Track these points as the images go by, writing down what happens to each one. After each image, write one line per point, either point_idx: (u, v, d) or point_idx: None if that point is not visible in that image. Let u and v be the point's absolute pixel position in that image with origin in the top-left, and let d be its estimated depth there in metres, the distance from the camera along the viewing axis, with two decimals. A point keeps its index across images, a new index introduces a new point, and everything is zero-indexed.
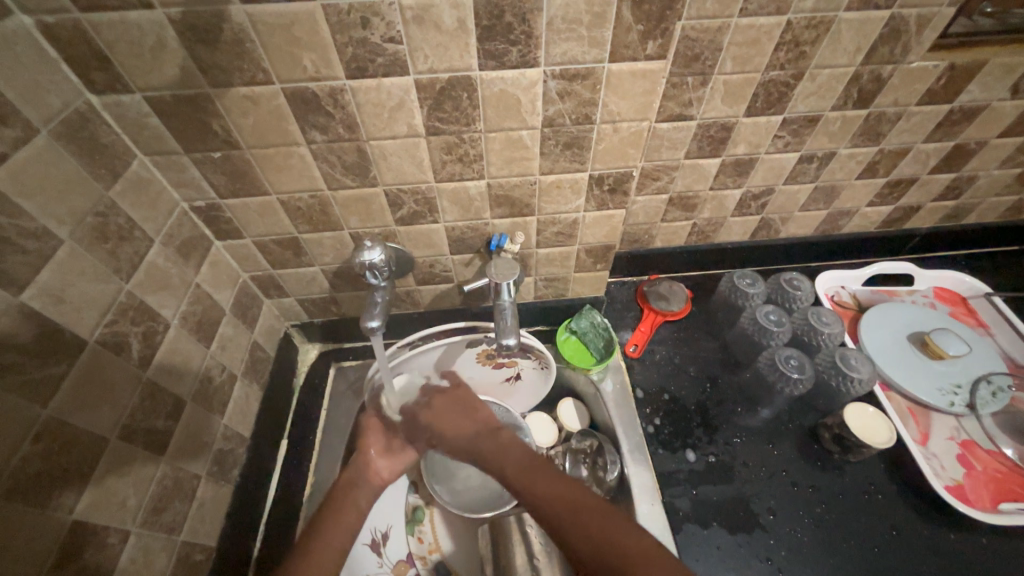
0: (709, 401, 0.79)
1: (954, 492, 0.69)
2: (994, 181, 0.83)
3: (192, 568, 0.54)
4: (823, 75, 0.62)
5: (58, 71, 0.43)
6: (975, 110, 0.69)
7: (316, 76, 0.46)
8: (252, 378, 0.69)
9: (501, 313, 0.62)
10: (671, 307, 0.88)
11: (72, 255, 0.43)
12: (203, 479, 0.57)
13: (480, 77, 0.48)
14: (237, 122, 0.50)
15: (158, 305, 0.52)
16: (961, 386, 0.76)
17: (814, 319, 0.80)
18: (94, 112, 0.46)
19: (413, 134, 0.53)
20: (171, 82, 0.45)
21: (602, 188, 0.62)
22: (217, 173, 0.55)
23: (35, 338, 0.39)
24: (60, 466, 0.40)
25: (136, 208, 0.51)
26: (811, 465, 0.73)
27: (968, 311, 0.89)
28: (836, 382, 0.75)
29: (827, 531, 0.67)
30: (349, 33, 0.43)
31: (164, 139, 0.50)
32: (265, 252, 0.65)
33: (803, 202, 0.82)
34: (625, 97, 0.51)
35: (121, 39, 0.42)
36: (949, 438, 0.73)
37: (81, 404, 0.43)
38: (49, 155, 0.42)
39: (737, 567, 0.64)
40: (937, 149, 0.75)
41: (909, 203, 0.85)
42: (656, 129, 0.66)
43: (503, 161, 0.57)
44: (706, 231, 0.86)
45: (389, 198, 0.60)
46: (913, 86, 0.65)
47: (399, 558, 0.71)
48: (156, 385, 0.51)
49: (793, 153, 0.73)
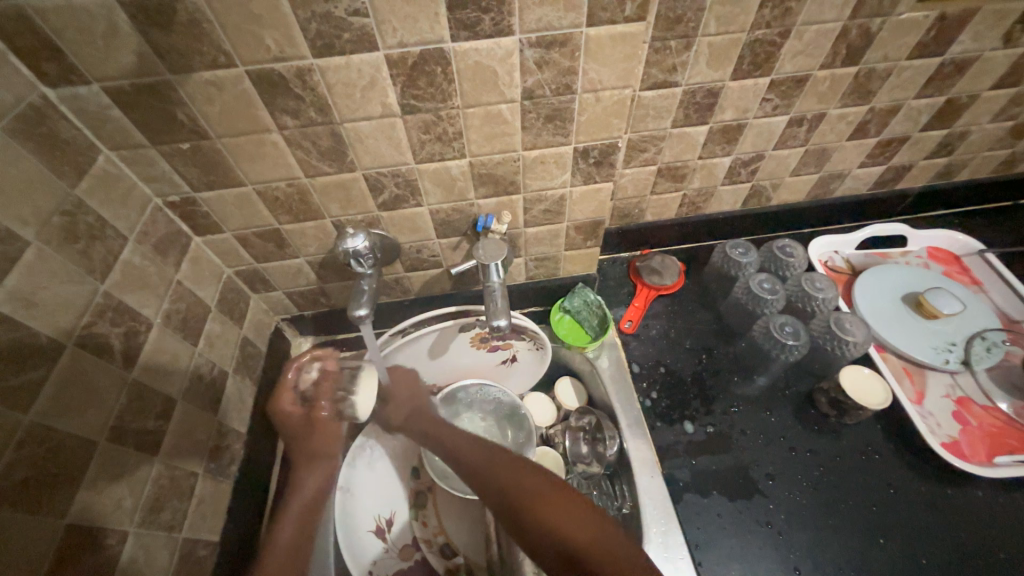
0: (705, 372, 0.79)
1: (951, 448, 0.69)
2: (986, 136, 0.81)
3: (196, 563, 0.54)
4: (810, 32, 0.60)
5: (7, 64, 0.41)
6: (966, 62, 0.68)
7: (281, 56, 0.44)
8: (244, 374, 0.68)
9: (490, 296, 0.60)
10: (665, 281, 0.87)
11: (41, 256, 0.42)
12: (201, 476, 0.57)
13: (453, 49, 0.46)
14: (203, 110, 0.48)
15: (138, 304, 0.51)
16: (955, 344, 0.76)
17: (807, 285, 0.80)
18: (51, 106, 0.44)
19: (388, 114, 0.51)
20: (128, 70, 0.43)
21: (587, 161, 0.60)
22: (189, 166, 0.53)
23: (9, 344, 0.38)
24: (47, 471, 0.40)
25: (105, 206, 0.49)
26: (809, 429, 0.73)
27: (962, 269, 0.88)
28: (831, 346, 0.75)
29: (824, 493, 0.68)
30: (311, 7, 0.41)
31: (128, 132, 0.48)
32: (247, 246, 0.64)
33: (794, 166, 0.81)
34: (606, 63, 0.49)
35: (70, 25, 0.40)
36: (945, 395, 0.74)
37: (65, 408, 0.42)
38: (6, 153, 0.40)
39: (738, 533, 0.65)
40: (929, 105, 0.73)
41: (900, 162, 0.84)
42: (640, 98, 0.64)
43: (484, 138, 0.55)
44: (697, 201, 0.85)
45: (369, 183, 0.58)
46: (902, 39, 0.63)
47: (405, 542, 0.72)
48: (143, 386, 0.50)
49: (782, 117, 0.71)
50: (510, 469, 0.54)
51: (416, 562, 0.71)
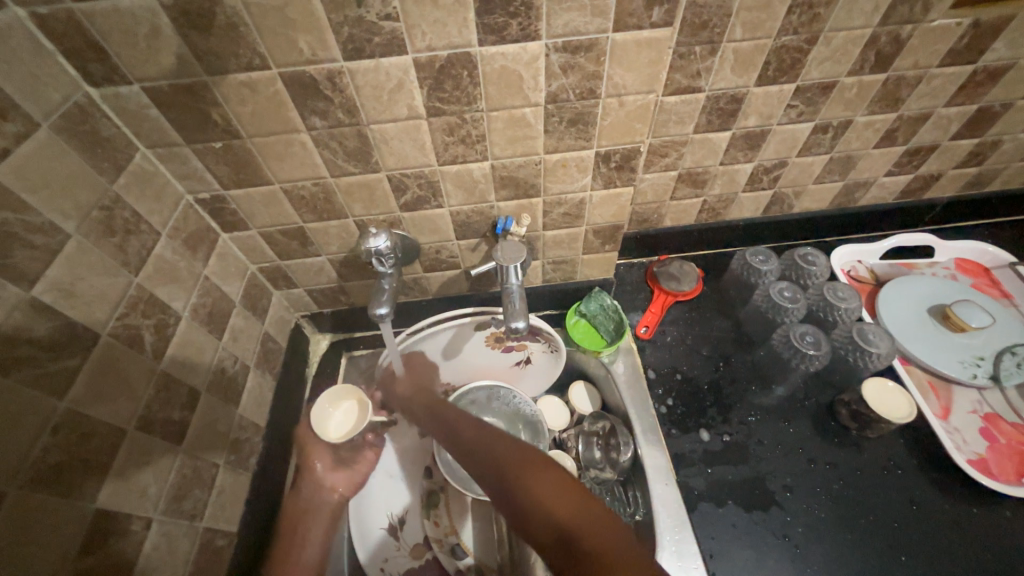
0: (722, 380, 0.78)
1: (977, 466, 0.67)
2: (1019, 145, 0.79)
3: (215, 553, 0.56)
4: (838, 38, 0.59)
5: (55, 64, 0.42)
6: (1000, 70, 0.66)
7: (313, 59, 0.45)
8: (265, 369, 0.69)
9: (509, 297, 0.61)
10: (683, 287, 0.86)
11: (81, 249, 0.43)
12: (222, 467, 0.58)
13: (480, 53, 0.47)
14: (236, 110, 0.49)
15: (168, 297, 0.53)
16: (984, 358, 0.74)
17: (830, 294, 0.78)
18: (94, 105, 0.46)
19: (414, 116, 0.52)
20: (167, 71, 0.45)
21: (609, 166, 0.60)
22: (220, 164, 0.54)
23: (48, 332, 0.40)
24: (80, 457, 0.41)
25: (141, 201, 0.51)
26: (828, 441, 0.72)
27: (992, 281, 0.86)
28: (854, 357, 0.73)
29: (844, 507, 0.66)
30: (344, 12, 0.42)
31: (165, 130, 0.50)
32: (271, 243, 0.65)
33: (818, 174, 0.80)
34: (631, 68, 0.49)
35: (115, 28, 0.41)
36: (972, 411, 0.72)
37: (98, 396, 0.43)
38: (52, 149, 0.42)
39: (753, 544, 0.64)
40: (960, 114, 0.72)
41: (928, 171, 0.82)
42: (663, 103, 0.64)
43: (507, 141, 0.56)
44: (717, 208, 0.84)
45: (393, 183, 0.59)
46: (934, 46, 0.62)
47: (416, 541, 0.73)
48: (170, 377, 0.52)
49: (807, 123, 0.70)
50: (517, 451, 0.49)
51: (427, 560, 0.72)
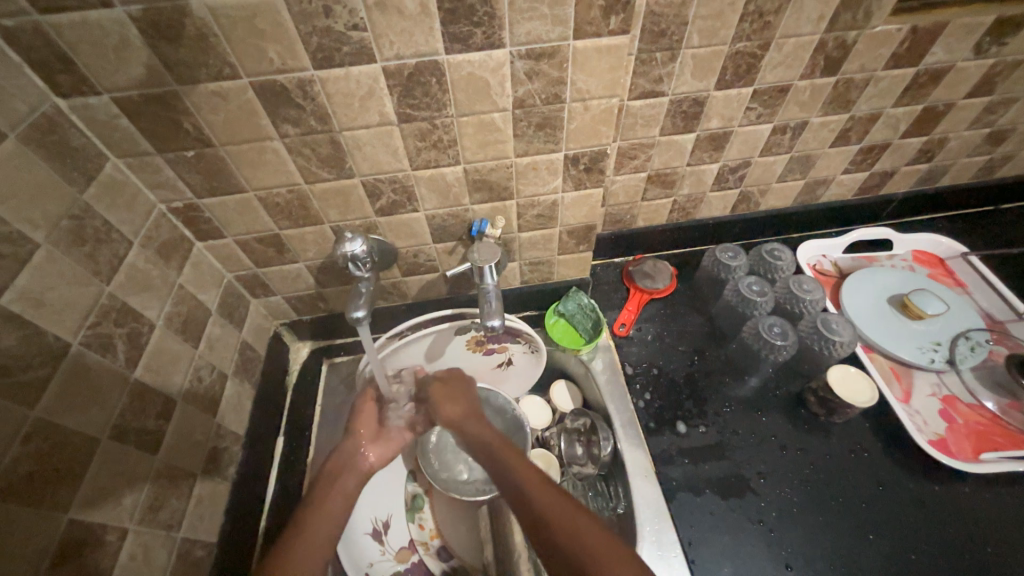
0: (697, 373, 0.80)
1: (937, 446, 0.70)
2: (965, 142, 0.84)
3: (193, 563, 0.55)
4: (789, 44, 0.63)
5: (22, 75, 0.43)
6: (940, 72, 0.70)
7: (283, 68, 0.46)
8: (243, 377, 0.69)
9: (485, 297, 0.62)
10: (657, 285, 0.89)
11: (50, 258, 0.43)
12: (199, 476, 0.58)
13: (447, 61, 0.48)
14: (208, 119, 0.50)
15: (141, 306, 0.53)
16: (940, 344, 0.78)
17: (796, 287, 0.81)
18: (62, 115, 0.46)
19: (386, 122, 0.53)
20: (137, 81, 0.45)
21: (578, 168, 0.62)
22: (193, 173, 0.55)
23: (18, 342, 0.40)
24: (51, 467, 0.40)
25: (112, 211, 0.51)
26: (798, 428, 0.74)
27: (946, 271, 0.90)
28: (819, 347, 0.76)
29: (815, 491, 0.69)
30: (313, 22, 0.43)
31: (136, 140, 0.50)
32: (248, 251, 0.66)
33: (780, 173, 0.83)
34: (593, 74, 0.52)
35: (83, 40, 0.42)
36: (931, 394, 0.75)
37: (69, 405, 0.43)
38: (19, 159, 0.42)
39: (730, 530, 0.66)
40: (907, 113, 0.76)
41: (883, 168, 0.87)
42: (629, 107, 0.67)
43: (478, 146, 0.57)
44: (687, 207, 0.87)
45: (367, 189, 0.60)
46: (878, 51, 0.66)
47: (401, 545, 0.72)
48: (145, 386, 0.52)
49: (766, 125, 0.74)
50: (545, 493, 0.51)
51: (413, 564, 0.71)
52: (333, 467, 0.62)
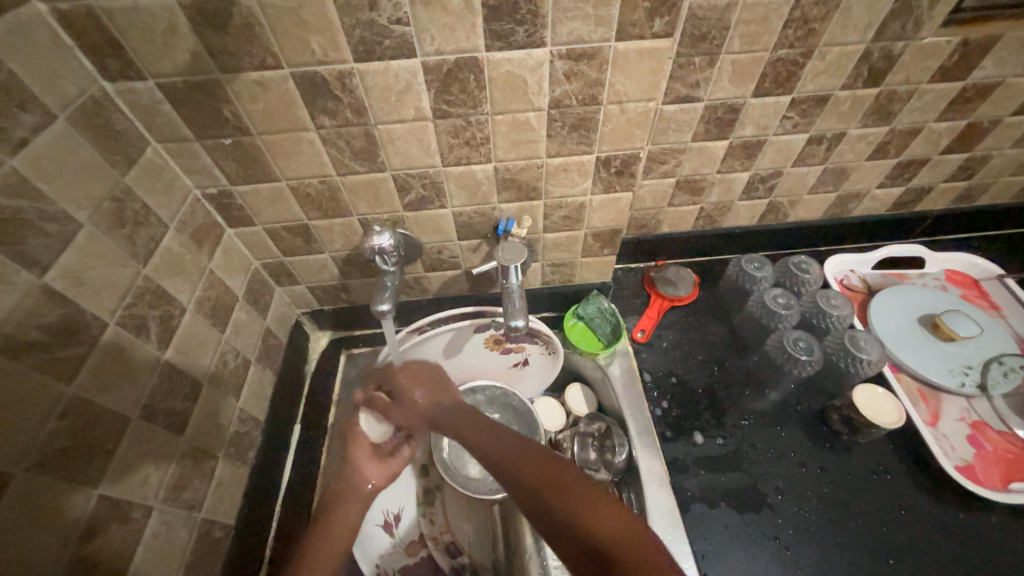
0: (716, 384, 0.79)
1: (964, 472, 0.68)
2: (1008, 161, 0.81)
3: (212, 544, 0.56)
4: (833, 53, 0.61)
5: (73, 58, 0.43)
6: (988, 88, 0.68)
7: (324, 60, 0.46)
8: (265, 364, 0.70)
9: (509, 296, 0.62)
10: (679, 292, 0.88)
11: (92, 238, 0.44)
12: (221, 460, 0.59)
13: (486, 59, 0.48)
14: (247, 108, 0.50)
15: (174, 290, 0.54)
16: (972, 367, 0.76)
17: (823, 302, 0.80)
18: (108, 99, 0.47)
19: (421, 118, 0.53)
20: (183, 68, 0.46)
21: (609, 170, 0.62)
22: (228, 160, 0.55)
23: (59, 318, 0.40)
24: (85, 443, 0.41)
25: (150, 194, 0.52)
26: (819, 446, 0.73)
27: (981, 293, 0.87)
28: (845, 364, 0.74)
29: (834, 511, 0.67)
30: (357, 15, 0.43)
31: (176, 126, 0.51)
32: (276, 239, 0.66)
33: (812, 184, 0.82)
34: (632, 76, 0.51)
35: (132, 25, 0.42)
36: (960, 419, 0.73)
37: (104, 383, 0.44)
38: (67, 140, 0.43)
39: (745, 545, 0.65)
40: (950, 129, 0.74)
41: (920, 183, 0.84)
42: (663, 111, 0.66)
43: (511, 144, 0.57)
44: (713, 215, 0.86)
45: (397, 183, 0.60)
46: (925, 63, 0.64)
47: (411, 538, 0.73)
48: (175, 368, 0.53)
49: (802, 134, 0.72)
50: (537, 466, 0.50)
51: (422, 558, 0.72)
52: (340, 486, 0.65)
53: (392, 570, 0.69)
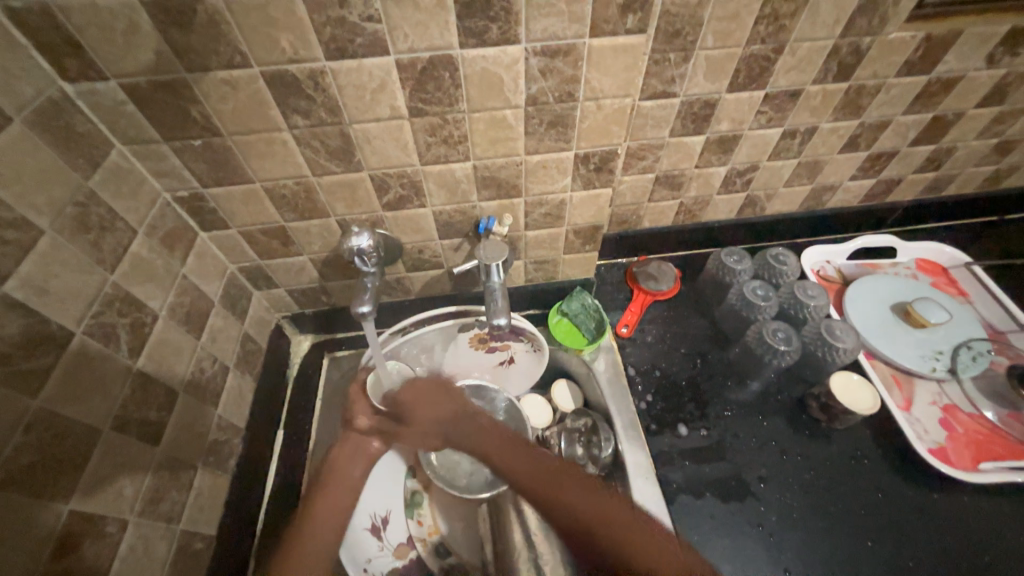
0: (699, 376, 0.80)
1: (937, 454, 0.71)
2: (972, 152, 0.84)
3: (193, 555, 0.55)
4: (803, 49, 0.62)
5: (28, 58, 0.42)
6: (951, 81, 0.70)
7: (295, 58, 0.46)
8: (244, 370, 0.69)
9: (491, 295, 0.62)
10: (661, 286, 0.88)
11: (54, 245, 0.43)
12: (200, 469, 0.58)
13: (461, 56, 0.48)
14: (216, 108, 0.49)
15: (144, 296, 0.52)
16: (942, 353, 0.78)
17: (800, 292, 0.81)
18: (68, 100, 0.45)
19: (396, 116, 0.52)
20: (146, 68, 0.45)
21: (587, 167, 0.62)
22: (199, 162, 0.54)
23: (20, 330, 0.39)
24: (53, 457, 0.40)
25: (116, 198, 0.50)
26: (800, 434, 0.74)
27: (949, 280, 0.90)
28: (822, 353, 0.76)
29: (814, 496, 0.69)
30: (327, 12, 0.43)
31: (142, 128, 0.50)
32: (252, 242, 0.65)
33: (787, 178, 0.83)
34: (608, 73, 0.51)
35: (91, 23, 0.41)
36: (933, 403, 0.75)
37: (71, 396, 0.43)
38: (25, 143, 0.41)
39: (729, 534, 0.66)
40: (917, 121, 0.76)
41: (890, 175, 0.87)
42: (639, 107, 0.67)
43: (488, 142, 0.57)
44: (693, 209, 0.87)
45: (375, 183, 0.60)
46: (891, 58, 0.65)
47: (400, 541, 0.72)
48: (147, 377, 0.51)
49: (776, 129, 0.73)
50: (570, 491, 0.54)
51: (411, 560, 0.72)
52: (333, 481, 0.63)
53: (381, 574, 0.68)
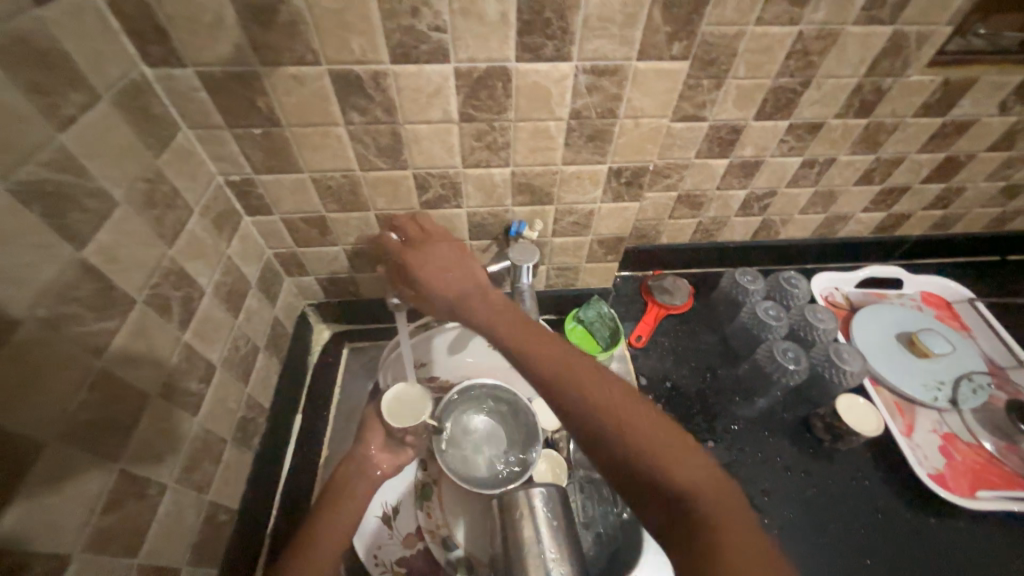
0: (708, 390, 0.83)
1: (936, 479, 0.73)
2: (980, 193, 0.88)
3: (217, 526, 0.56)
4: (828, 84, 0.66)
5: (118, 42, 0.45)
6: (964, 125, 0.74)
7: (362, 59, 0.49)
8: (272, 352, 0.71)
9: (521, 297, 0.66)
10: (675, 301, 0.92)
11: (126, 217, 0.45)
12: (228, 443, 0.59)
13: (515, 68, 0.51)
14: (281, 100, 0.52)
15: (195, 272, 0.54)
16: (944, 383, 0.81)
17: (810, 315, 0.84)
18: (147, 83, 0.48)
19: (447, 120, 0.55)
20: (223, 58, 0.48)
21: (619, 180, 0.65)
22: (256, 149, 0.57)
23: (93, 293, 0.41)
24: (110, 415, 0.42)
25: (179, 177, 0.53)
26: (804, 453, 0.77)
27: (953, 314, 0.93)
28: (830, 374, 0.78)
29: (815, 513, 0.71)
30: (398, 20, 0.46)
31: (209, 113, 0.53)
32: (292, 229, 0.68)
33: (803, 205, 0.87)
34: (649, 93, 0.54)
35: (180, 14, 0.44)
36: (933, 430, 0.78)
37: (129, 359, 0.45)
38: (110, 120, 0.44)
39: None
40: (930, 160, 0.80)
41: (901, 210, 0.90)
42: (670, 128, 0.70)
43: (529, 151, 0.60)
44: (711, 229, 0.90)
45: (417, 181, 0.62)
46: (911, 98, 0.69)
47: (409, 531, 0.74)
48: (192, 349, 0.54)
49: (796, 158, 0.77)
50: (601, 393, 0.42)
51: (418, 550, 0.73)
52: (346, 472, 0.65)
53: (390, 561, 0.72)
